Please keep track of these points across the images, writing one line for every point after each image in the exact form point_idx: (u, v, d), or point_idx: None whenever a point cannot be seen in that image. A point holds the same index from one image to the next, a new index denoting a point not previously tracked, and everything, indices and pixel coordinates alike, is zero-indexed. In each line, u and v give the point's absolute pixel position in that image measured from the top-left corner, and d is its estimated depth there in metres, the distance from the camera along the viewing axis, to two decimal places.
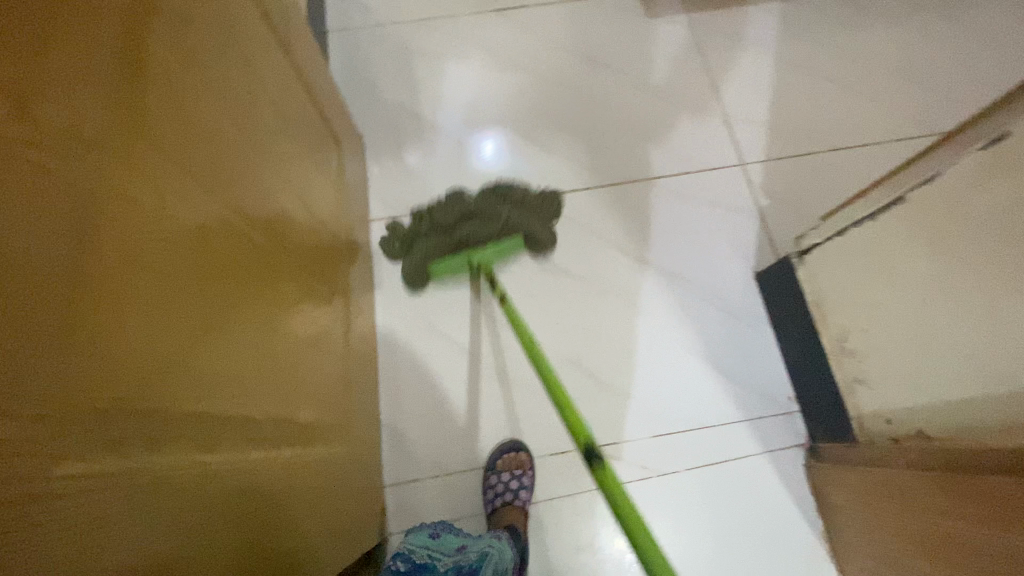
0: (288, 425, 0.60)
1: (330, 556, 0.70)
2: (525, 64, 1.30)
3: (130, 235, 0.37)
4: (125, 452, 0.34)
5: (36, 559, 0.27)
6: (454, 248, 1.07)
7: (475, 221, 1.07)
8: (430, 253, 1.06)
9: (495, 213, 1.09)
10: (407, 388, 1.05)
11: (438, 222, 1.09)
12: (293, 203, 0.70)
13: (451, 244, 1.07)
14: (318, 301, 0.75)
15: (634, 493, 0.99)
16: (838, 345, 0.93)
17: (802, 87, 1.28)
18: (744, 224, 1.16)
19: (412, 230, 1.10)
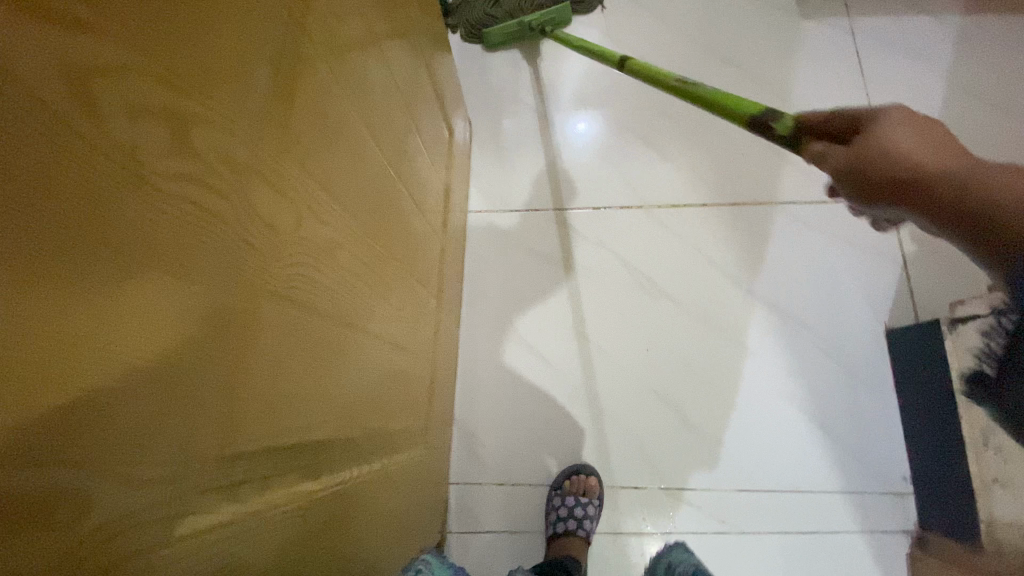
0: (379, 439, 0.59)
1: (399, 563, 0.69)
2: (652, 57, 1.20)
3: (268, 264, 0.35)
4: (241, 496, 0.33)
5: None
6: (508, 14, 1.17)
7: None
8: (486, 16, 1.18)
9: None
10: (483, 389, 1.03)
11: None
12: (408, 204, 0.68)
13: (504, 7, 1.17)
14: (416, 304, 0.72)
15: (707, 545, 0.92)
16: (980, 437, 0.80)
17: (977, 118, 1.09)
18: (880, 270, 1.02)
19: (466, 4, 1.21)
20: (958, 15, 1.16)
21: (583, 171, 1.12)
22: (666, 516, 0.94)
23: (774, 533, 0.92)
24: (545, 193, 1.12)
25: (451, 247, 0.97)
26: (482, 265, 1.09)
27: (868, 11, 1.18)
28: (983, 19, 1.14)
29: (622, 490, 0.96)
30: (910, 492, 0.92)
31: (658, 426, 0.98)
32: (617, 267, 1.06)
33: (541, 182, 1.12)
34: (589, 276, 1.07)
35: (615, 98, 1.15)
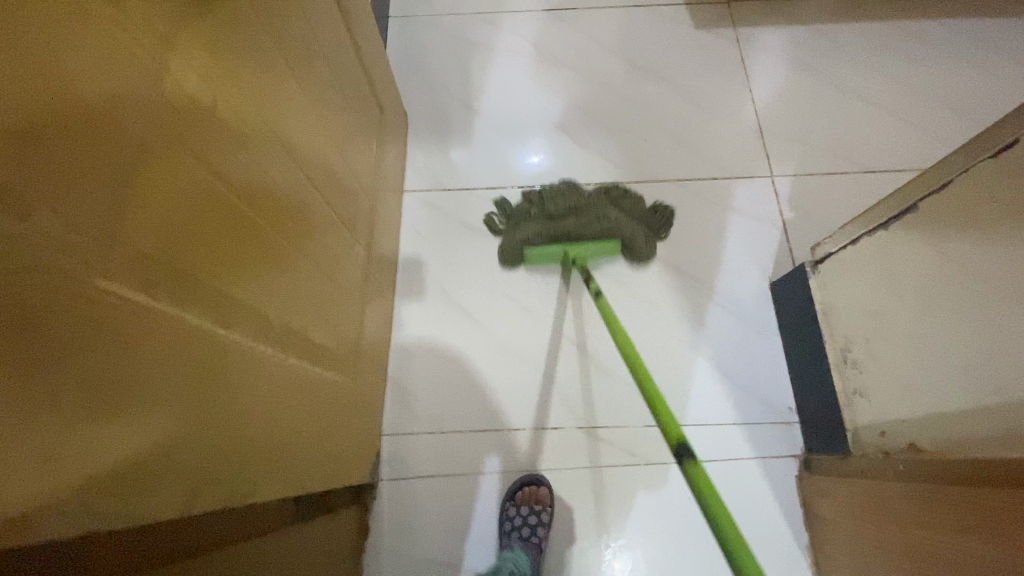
0: (298, 339, 0.66)
1: (324, 475, 0.75)
2: (570, 62, 1.36)
3: (183, 123, 0.44)
4: (155, 296, 0.41)
5: (78, 344, 0.34)
6: (555, 238, 1.13)
7: (582, 215, 1.14)
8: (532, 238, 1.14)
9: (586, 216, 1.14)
10: (416, 349, 1.10)
11: (546, 210, 1.16)
12: (333, 151, 0.78)
13: (552, 234, 1.13)
14: (341, 241, 0.81)
15: (620, 477, 1.01)
16: (842, 356, 0.92)
17: (842, 107, 1.28)
18: (766, 234, 1.18)
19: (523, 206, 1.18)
20: (824, 26, 1.37)
21: (509, 158, 1.26)
22: (582, 454, 1.02)
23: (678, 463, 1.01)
24: (476, 176, 1.24)
25: (383, 216, 1.07)
26: (416, 239, 1.19)
27: (751, 24, 1.38)
28: (843, 29, 1.36)
29: (543, 431, 1.04)
30: (796, 421, 1.03)
31: (575, 374, 1.07)
32: None
33: (473, 167, 1.25)
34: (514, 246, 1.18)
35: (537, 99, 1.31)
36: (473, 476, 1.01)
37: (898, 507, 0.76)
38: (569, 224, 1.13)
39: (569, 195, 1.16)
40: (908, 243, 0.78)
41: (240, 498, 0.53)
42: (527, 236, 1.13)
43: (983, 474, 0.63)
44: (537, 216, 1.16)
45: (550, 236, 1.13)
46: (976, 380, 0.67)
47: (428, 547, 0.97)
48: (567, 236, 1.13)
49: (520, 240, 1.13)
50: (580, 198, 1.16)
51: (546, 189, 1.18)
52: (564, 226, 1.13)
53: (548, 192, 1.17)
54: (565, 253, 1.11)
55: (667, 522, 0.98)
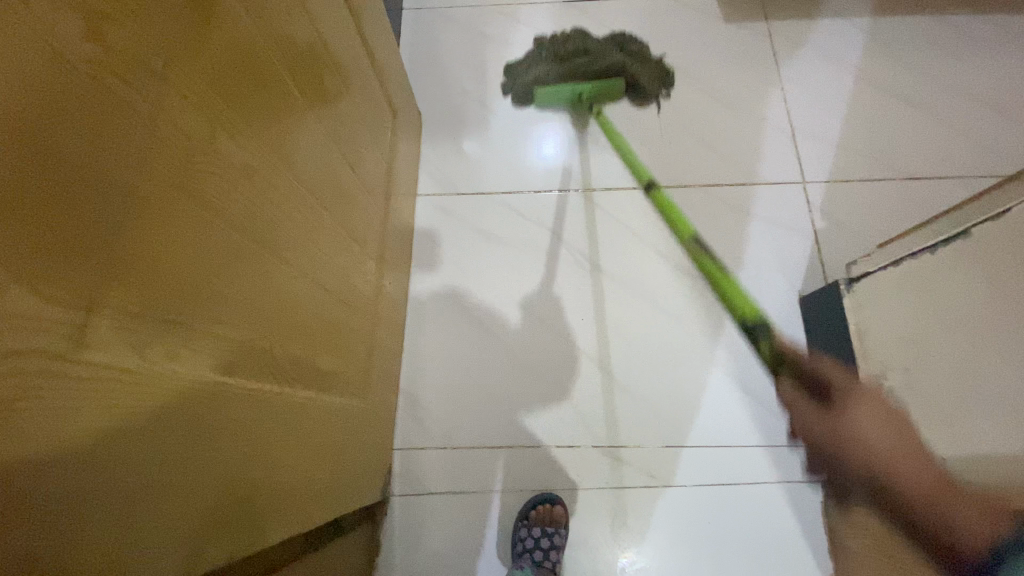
0: (307, 370, 0.63)
1: (334, 503, 0.73)
2: None
3: (176, 161, 0.40)
4: (145, 356, 0.37)
5: (59, 426, 0.31)
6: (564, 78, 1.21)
7: (590, 57, 1.20)
8: (544, 76, 1.21)
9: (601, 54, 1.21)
10: (429, 360, 1.07)
11: (555, 51, 1.23)
12: (342, 164, 0.74)
13: (561, 74, 1.20)
14: (351, 260, 0.77)
15: (636, 498, 0.98)
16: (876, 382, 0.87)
17: (880, 108, 1.20)
18: (795, 244, 1.12)
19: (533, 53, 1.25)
20: (862, 20, 1.28)
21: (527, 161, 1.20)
22: (597, 473, 0.99)
23: (698, 485, 0.98)
24: (492, 179, 1.19)
25: (395, 223, 1.03)
26: (429, 245, 1.15)
27: (784, 17, 1.30)
28: (883, 23, 1.27)
29: (557, 448, 1.01)
30: None
31: (592, 389, 1.04)
32: (556, 244, 1.14)
33: (489, 168, 1.20)
34: (530, 253, 1.14)
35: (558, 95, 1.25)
36: (485, 494, 0.99)
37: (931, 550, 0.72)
38: (578, 63, 1.20)
39: (578, 41, 1.22)
40: (956, 270, 0.73)
41: (245, 547, 0.50)
42: (539, 74, 1.21)
43: None
44: (547, 60, 1.23)
45: (559, 74, 1.20)
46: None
47: (439, 566, 0.95)
48: (576, 75, 1.20)
49: (531, 78, 1.21)
50: (589, 41, 1.22)
51: (554, 37, 1.24)
52: (572, 67, 1.20)
53: (559, 41, 1.24)
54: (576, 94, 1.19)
55: (684, 547, 0.95)
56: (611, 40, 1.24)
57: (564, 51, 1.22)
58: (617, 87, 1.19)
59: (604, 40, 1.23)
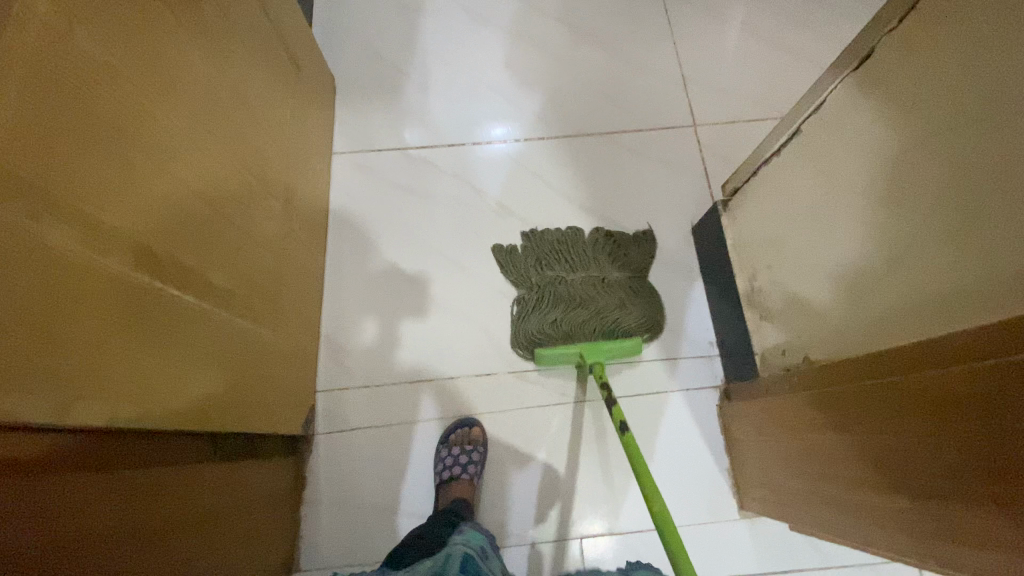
0: (199, 280, 0.67)
1: (242, 418, 0.76)
2: (498, 20, 1.35)
3: (31, 41, 0.44)
4: (6, 205, 0.41)
5: None
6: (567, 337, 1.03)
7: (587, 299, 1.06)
8: (544, 331, 1.04)
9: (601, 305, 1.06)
10: (350, 307, 1.12)
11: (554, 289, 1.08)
12: (233, 100, 0.78)
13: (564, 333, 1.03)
14: (250, 192, 0.82)
15: (551, 418, 1.04)
16: (749, 285, 0.97)
17: (762, 56, 1.31)
18: (688, 181, 1.22)
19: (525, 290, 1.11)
20: None
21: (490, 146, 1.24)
22: (513, 398, 1.06)
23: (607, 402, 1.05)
24: (407, 137, 1.25)
25: (307, 178, 1.07)
26: (347, 202, 1.19)
27: None
28: None
29: (476, 379, 1.07)
30: (716, 354, 1.08)
31: (507, 323, 1.11)
32: (468, 195, 1.20)
33: (403, 128, 1.26)
34: (445, 204, 1.20)
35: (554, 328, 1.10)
36: (408, 425, 1.04)
37: (792, 415, 0.81)
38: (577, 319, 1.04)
39: (570, 262, 1.11)
40: (796, 169, 0.82)
41: (132, 420, 0.54)
42: (536, 332, 1.05)
43: (885, 369, 0.65)
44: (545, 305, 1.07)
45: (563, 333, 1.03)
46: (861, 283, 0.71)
47: (366, 493, 1.00)
48: (582, 332, 1.03)
49: (533, 331, 1.05)
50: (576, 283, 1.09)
51: (544, 237, 1.15)
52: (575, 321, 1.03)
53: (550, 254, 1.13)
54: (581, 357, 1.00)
55: (597, 459, 1.02)
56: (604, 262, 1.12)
57: (560, 291, 1.07)
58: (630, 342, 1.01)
59: (597, 271, 1.10)
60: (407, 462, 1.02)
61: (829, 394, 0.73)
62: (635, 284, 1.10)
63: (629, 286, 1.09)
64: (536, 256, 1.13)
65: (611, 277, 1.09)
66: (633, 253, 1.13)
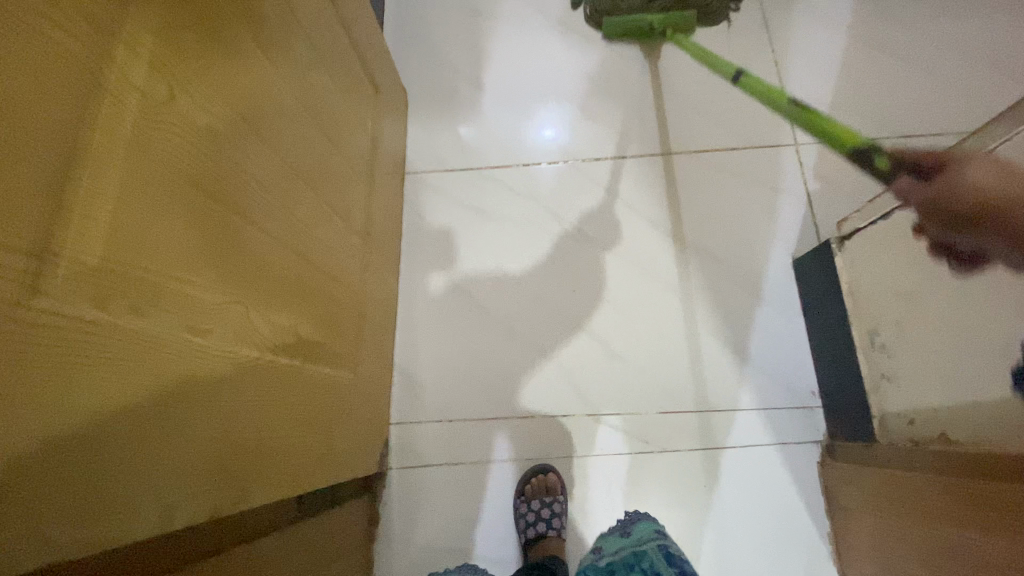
0: (290, 339, 0.64)
1: (324, 473, 0.73)
2: (578, 27, 1.26)
3: (130, 119, 0.41)
4: (105, 310, 0.38)
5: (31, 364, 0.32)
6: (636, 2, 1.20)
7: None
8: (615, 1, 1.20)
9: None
10: (422, 337, 1.08)
11: None
12: (320, 137, 0.74)
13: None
14: (334, 232, 0.78)
15: (633, 465, 0.98)
16: (868, 338, 0.86)
17: (875, 67, 1.17)
18: (788, 207, 1.10)
19: None
20: None
21: (530, 146, 1.18)
22: (592, 442, 1.00)
23: (694, 452, 0.98)
24: (480, 154, 1.19)
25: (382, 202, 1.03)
26: (420, 223, 1.14)
27: None
28: None
29: (552, 419, 1.01)
30: (818, 406, 0.98)
31: (586, 359, 1.04)
32: (545, 217, 1.13)
33: (477, 144, 1.19)
34: (521, 227, 1.13)
35: (635, 360, 1.03)
36: (482, 464, 1.00)
37: (925, 501, 0.71)
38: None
39: None
40: None
41: (229, 506, 0.51)
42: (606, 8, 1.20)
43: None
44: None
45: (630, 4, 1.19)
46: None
47: (439, 536, 0.96)
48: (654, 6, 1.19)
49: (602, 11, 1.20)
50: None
51: None
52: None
53: None
54: (649, 23, 1.19)
55: (681, 512, 0.96)
56: None
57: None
58: (690, 17, 1.18)
59: None
60: (481, 505, 0.98)
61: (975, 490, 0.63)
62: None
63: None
64: None
65: None
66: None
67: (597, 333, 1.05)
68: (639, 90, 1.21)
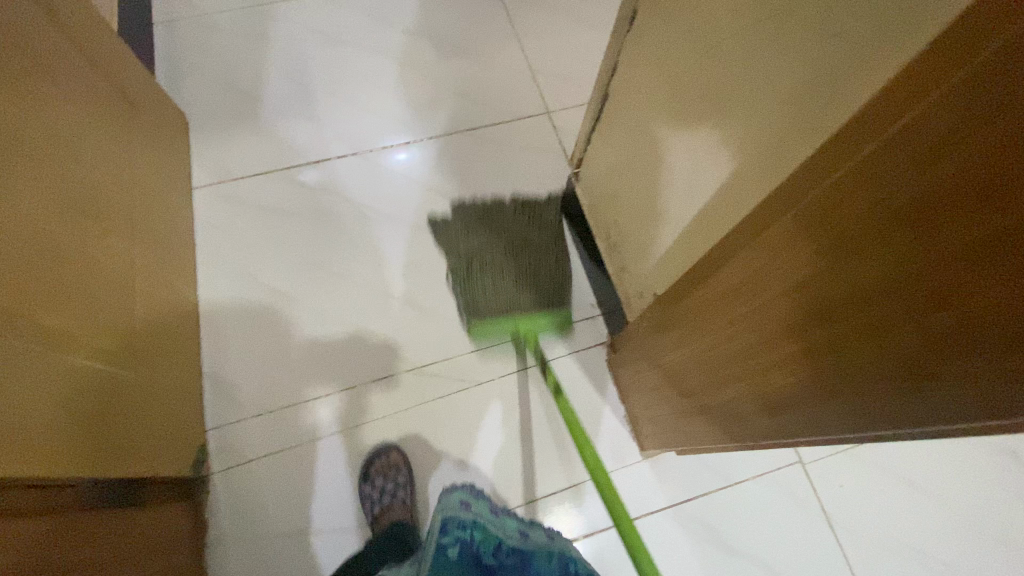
0: (25, 322, 0.66)
1: (98, 464, 0.73)
2: (347, 38, 1.37)
3: None
4: None
5: None
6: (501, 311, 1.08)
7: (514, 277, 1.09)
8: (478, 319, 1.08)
9: (524, 266, 1.10)
10: (232, 338, 1.09)
11: (479, 270, 1.10)
12: (46, 142, 0.77)
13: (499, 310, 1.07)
14: (77, 229, 0.79)
15: (453, 405, 1.07)
16: (605, 244, 1.05)
17: (600, 43, 1.42)
18: (550, 161, 1.29)
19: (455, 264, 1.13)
20: None
21: (391, 174, 1.25)
22: (413, 394, 1.07)
23: (505, 378, 1.09)
24: (269, 161, 1.24)
25: (159, 214, 1.05)
26: (215, 233, 1.17)
27: None
28: None
29: (373, 383, 1.07)
30: (598, 314, 1.14)
31: (397, 322, 1.12)
32: (341, 205, 1.21)
33: (264, 153, 1.25)
34: (318, 218, 1.20)
35: (440, 313, 1.13)
36: (309, 442, 1.02)
37: (647, 349, 0.88)
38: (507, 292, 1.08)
39: (497, 274, 1.09)
40: (616, 130, 0.89)
41: None
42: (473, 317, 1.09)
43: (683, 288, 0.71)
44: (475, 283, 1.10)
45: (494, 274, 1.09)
46: (687, 210, 0.74)
47: (274, 522, 0.97)
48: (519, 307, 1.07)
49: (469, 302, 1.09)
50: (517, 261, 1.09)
51: (469, 245, 1.14)
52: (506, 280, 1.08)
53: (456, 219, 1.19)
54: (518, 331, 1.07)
55: (502, 435, 1.06)
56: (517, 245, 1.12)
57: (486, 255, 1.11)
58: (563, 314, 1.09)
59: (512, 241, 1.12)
60: (314, 480, 1.00)
61: (654, 314, 0.80)
62: (554, 241, 1.15)
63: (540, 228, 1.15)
64: (465, 258, 1.12)
65: (533, 272, 1.10)
66: (542, 203, 1.19)
67: (402, 297, 1.14)
68: (412, 86, 1.34)
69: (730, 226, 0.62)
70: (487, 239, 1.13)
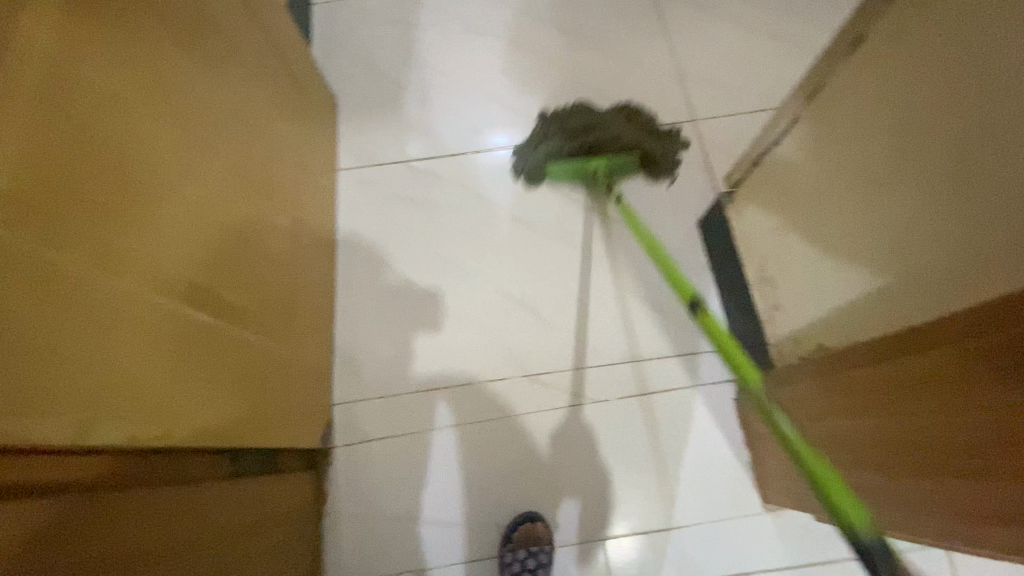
0: (215, 299, 0.70)
1: (256, 432, 0.78)
2: (493, 29, 1.36)
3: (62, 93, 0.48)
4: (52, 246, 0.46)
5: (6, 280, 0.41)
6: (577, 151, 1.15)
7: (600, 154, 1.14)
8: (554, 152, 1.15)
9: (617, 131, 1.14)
10: (361, 320, 1.13)
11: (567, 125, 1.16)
12: (238, 128, 0.81)
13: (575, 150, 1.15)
14: (254, 210, 0.84)
15: (567, 419, 1.05)
16: (758, 276, 0.97)
17: (760, 49, 1.30)
18: (693, 174, 1.21)
19: (542, 129, 1.17)
20: None
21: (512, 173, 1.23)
22: (529, 401, 1.06)
23: (623, 399, 1.05)
24: (408, 149, 1.26)
25: (311, 196, 1.10)
26: (353, 216, 1.21)
27: None
28: None
29: (490, 385, 1.07)
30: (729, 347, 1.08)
31: (518, 326, 1.11)
32: (473, 200, 1.21)
33: (404, 140, 1.27)
34: (450, 212, 1.20)
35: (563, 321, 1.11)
36: (424, 433, 1.04)
37: (802, 404, 0.80)
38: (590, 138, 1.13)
39: (585, 120, 1.15)
40: (799, 158, 0.81)
41: (149, 437, 0.57)
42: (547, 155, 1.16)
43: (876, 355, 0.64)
44: (558, 134, 1.16)
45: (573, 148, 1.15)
46: (890, 264, 0.65)
47: (387, 504, 1.01)
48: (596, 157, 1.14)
49: (543, 154, 1.16)
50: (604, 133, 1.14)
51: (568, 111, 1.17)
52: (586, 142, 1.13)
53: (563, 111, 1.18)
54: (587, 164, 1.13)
55: (614, 457, 1.03)
56: (619, 113, 1.17)
57: (577, 125, 1.15)
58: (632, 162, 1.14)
59: (615, 113, 1.16)
60: (427, 471, 1.02)
61: (826, 372, 0.73)
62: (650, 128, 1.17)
63: (653, 137, 1.16)
64: (562, 112, 1.18)
65: (626, 125, 1.15)
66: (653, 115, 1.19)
67: (526, 300, 1.13)
68: (555, 82, 1.30)
69: (962, 300, 0.54)
70: (600, 116, 1.15)
